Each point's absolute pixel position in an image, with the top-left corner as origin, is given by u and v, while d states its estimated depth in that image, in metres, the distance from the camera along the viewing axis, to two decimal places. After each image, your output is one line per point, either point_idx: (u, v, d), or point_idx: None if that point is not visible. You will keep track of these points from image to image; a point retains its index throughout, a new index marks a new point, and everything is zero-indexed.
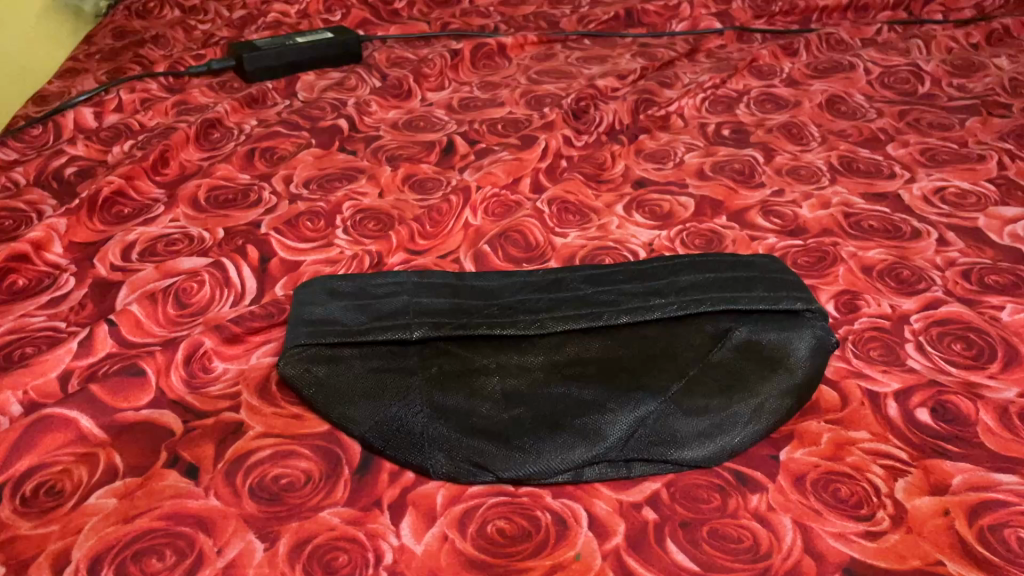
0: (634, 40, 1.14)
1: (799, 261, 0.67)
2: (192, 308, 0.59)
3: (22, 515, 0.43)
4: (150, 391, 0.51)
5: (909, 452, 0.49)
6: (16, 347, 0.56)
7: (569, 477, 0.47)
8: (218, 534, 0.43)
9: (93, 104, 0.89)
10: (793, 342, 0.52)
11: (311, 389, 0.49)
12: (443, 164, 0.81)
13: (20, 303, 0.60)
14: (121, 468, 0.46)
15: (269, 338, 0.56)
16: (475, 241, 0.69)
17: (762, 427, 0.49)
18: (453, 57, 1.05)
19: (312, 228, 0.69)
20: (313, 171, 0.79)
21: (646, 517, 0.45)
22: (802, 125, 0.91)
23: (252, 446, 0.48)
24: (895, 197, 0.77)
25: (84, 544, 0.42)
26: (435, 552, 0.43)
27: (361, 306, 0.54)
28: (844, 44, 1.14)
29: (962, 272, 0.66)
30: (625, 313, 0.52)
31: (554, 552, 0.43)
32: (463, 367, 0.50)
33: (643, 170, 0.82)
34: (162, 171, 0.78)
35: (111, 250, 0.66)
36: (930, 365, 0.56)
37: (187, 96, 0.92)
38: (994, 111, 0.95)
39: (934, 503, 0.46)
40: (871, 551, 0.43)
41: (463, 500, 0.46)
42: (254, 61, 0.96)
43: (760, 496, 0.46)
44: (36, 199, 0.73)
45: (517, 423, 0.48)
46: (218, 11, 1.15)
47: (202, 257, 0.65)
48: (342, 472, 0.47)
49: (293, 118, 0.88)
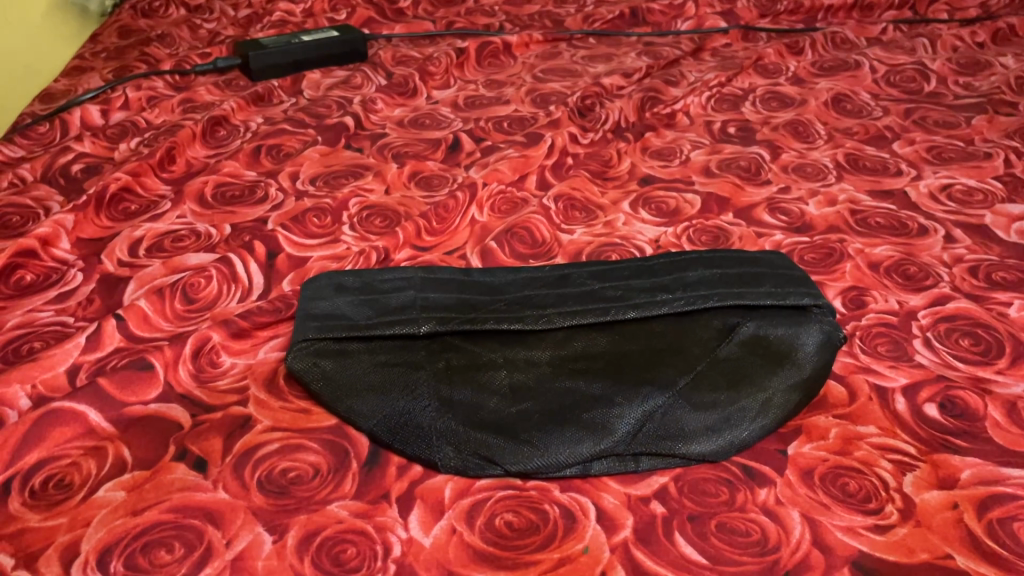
0: (639, 39, 1.14)
1: (806, 258, 0.67)
2: (200, 303, 0.59)
3: (31, 508, 0.44)
4: (158, 385, 0.51)
5: (917, 446, 0.49)
6: (24, 342, 0.56)
7: (577, 471, 0.47)
8: (226, 526, 0.43)
9: (99, 101, 0.89)
10: (801, 337, 0.52)
11: (319, 382, 0.50)
12: (449, 161, 0.81)
13: (28, 298, 0.61)
14: (130, 461, 0.46)
15: (277, 333, 0.57)
16: (481, 237, 0.69)
17: (769, 422, 0.49)
18: (459, 55, 1.05)
19: (318, 225, 0.69)
20: (319, 168, 0.79)
21: (654, 511, 0.45)
22: (808, 123, 0.91)
23: (260, 440, 0.48)
24: (901, 194, 0.77)
25: (93, 536, 0.42)
26: (443, 544, 0.43)
27: (368, 301, 0.54)
28: (849, 43, 1.14)
29: (970, 269, 0.66)
30: (633, 308, 0.52)
31: (562, 545, 0.43)
32: (471, 361, 0.50)
33: (649, 167, 0.82)
34: (168, 168, 0.79)
35: (119, 246, 0.66)
36: (937, 361, 0.56)
37: (193, 95, 0.92)
38: (1000, 109, 0.95)
39: (942, 497, 0.46)
40: (880, 544, 0.43)
41: (471, 494, 0.46)
42: (260, 59, 0.97)
43: (768, 490, 0.46)
44: (44, 195, 0.73)
45: (525, 417, 0.47)
46: (223, 10, 1.15)
47: (208, 253, 0.65)
48: (349, 465, 0.47)
49: (299, 116, 0.89)
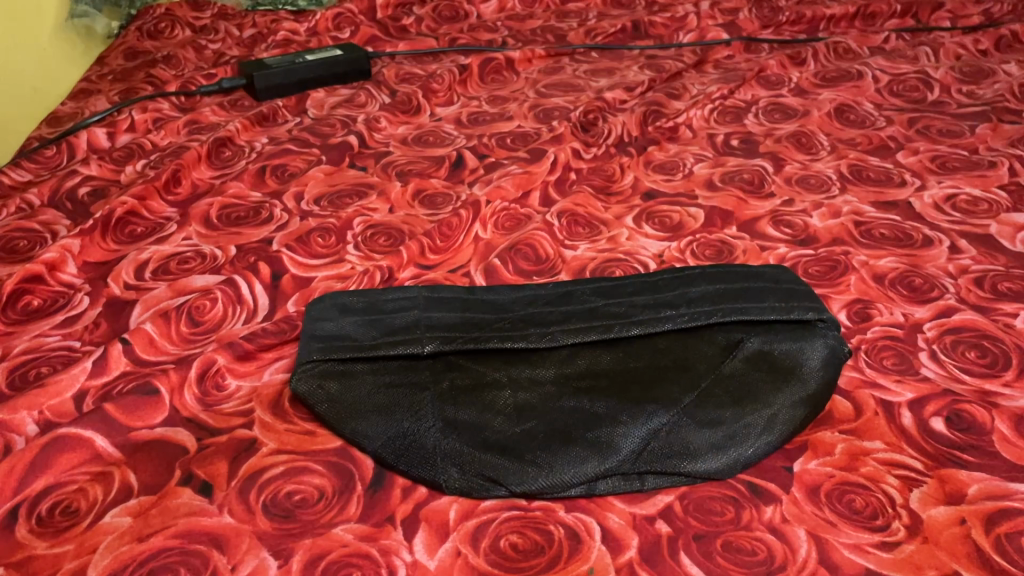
0: (641, 52, 1.15)
1: (811, 270, 0.67)
2: (205, 325, 0.59)
3: (38, 535, 0.44)
4: (163, 410, 0.51)
5: (924, 461, 0.49)
6: (32, 367, 0.56)
7: (582, 490, 0.46)
8: (232, 551, 0.43)
9: (105, 124, 0.90)
10: (806, 352, 0.52)
11: (323, 404, 0.50)
12: (452, 178, 0.81)
13: (36, 323, 0.61)
14: (136, 486, 0.47)
15: (282, 354, 0.57)
16: (485, 254, 0.69)
17: (775, 439, 0.49)
18: (462, 72, 1.06)
19: (323, 245, 0.69)
20: (323, 188, 0.79)
21: (659, 531, 0.45)
22: (812, 134, 0.91)
23: (265, 463, 0.48)
24: (906, 205, 0.77)
25: (100, 562, 0.42)
26: (448, 568, 0.43)
27: (372, 321, 0.54)
28: (852, 53, 1.14)
29: (975, 279, 0.65)
30: (637, 324, 0.52)
31: (567, 566, 0.43)
32: (475, 382, 0.50)
33: (652, 181, 0.82)
34: (174, 190, 0.79)
35: (125, 268, 0.67)
36: (943, 374, 0.56)
37: (199, 116, 0.93)
38: (1004, 117, 0.94)
39: (950, 512, 0.45)
40: (887, 562, 0.43)
41: (475, 516, 0.46)
42: (265, 79, 0.98)
43: (774, 507, 0.46)
44: (51, 219, 0.74)
45: (529, 437, 0.48)
46: (228, 30, 1.17)
47: (214, 275, 0.66)
48: (354, 488, 0.47)
49: (303, 136, 0.89)
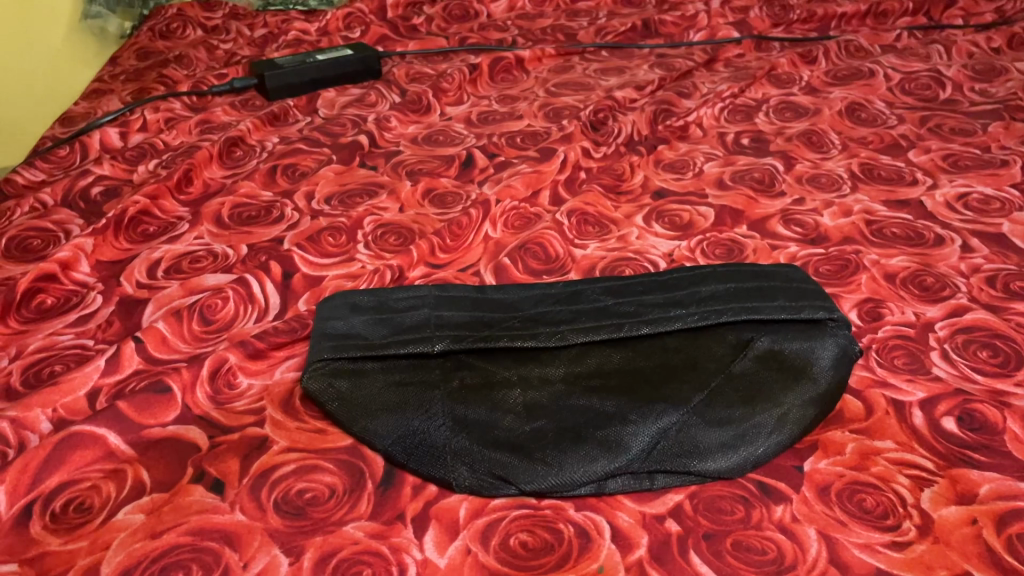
0: (651, 51, 1.15)
1: (822, 269, 0.67)
2: (217, 324, 0.59)
3: (52, 531, 0.44)
4: (176, 408, 0.52)
5: (935, 461, 0.49)
6: (45, 365, 0.57)
7: (592, 489, 0.46)
8: (243, 548, 0.43)
9: (118, 124, 0.91)
10: (816, 351, 0.52)
11: (334, 402, 0.50)
12: (462, 177, 0.82)
13: (50, 322, 0.62)
14: (148, 484, 0.47)
15: (293, 353, 0.57)
16: (495, 253, 0.69)
17: (786, 438, 0.48)
18: (472, 71, 1.06)
19: (333, 244, 0.70)
20: (333, 188, 0.79)
21: (669, 530, 0.45)
22: (822, 133, 0.91)
23: (276, 461, 0.49)
24: (917, 204, 0.76)
25: (113, 559, 0.43)
26: (458, 565, 0.43)
27: (383, 320, 0.54)
28: (864, 51, 1.13)
29: (987, 279, 0.65)
30: (646, 323, 0.52)
31: (576, 565, 0.43)
32: (485, 380, 0.50)
33: (662, 180, 0.82)
34: (186, 189, 0.80)
35: (138, 267, 0.67)
36: (955, 374, 0.55)
37: (210, 116, 0.94)
38: (1017, 115, 0.94)
39: (961, 513, 0.45)
40: (898, 561, 0.43)
41: (485, 514, 0.46)
42: (276, 78, 0.98)
43: (784, 507, 0.46)
44: (64, 218, 0.74)
45: (539, 436, 0.48)
46: (239, 30, 1.17)
47: (225, 274, 0.66)
48: (365, 486, 0.47)
49: (314, 135, 0.90)
